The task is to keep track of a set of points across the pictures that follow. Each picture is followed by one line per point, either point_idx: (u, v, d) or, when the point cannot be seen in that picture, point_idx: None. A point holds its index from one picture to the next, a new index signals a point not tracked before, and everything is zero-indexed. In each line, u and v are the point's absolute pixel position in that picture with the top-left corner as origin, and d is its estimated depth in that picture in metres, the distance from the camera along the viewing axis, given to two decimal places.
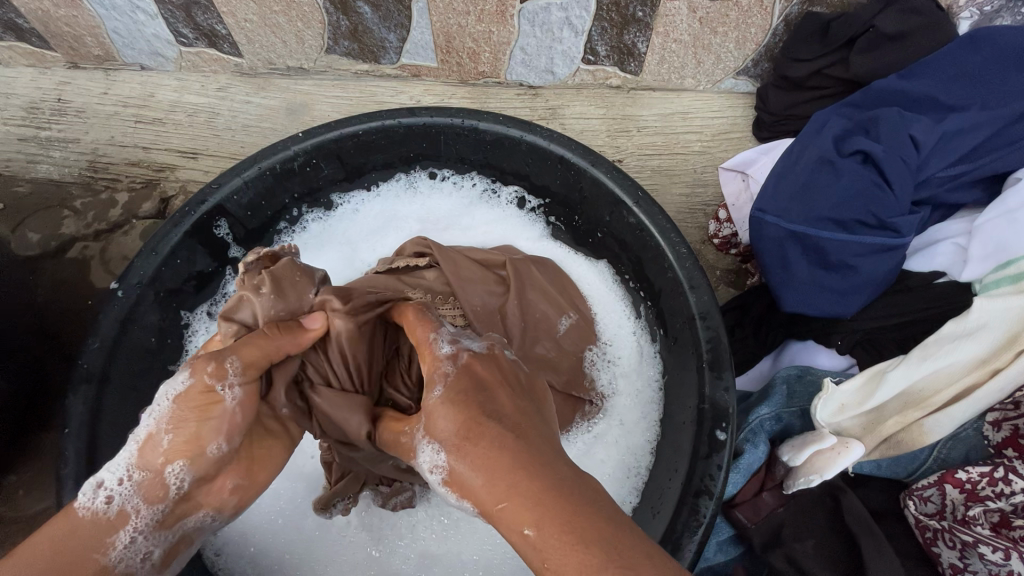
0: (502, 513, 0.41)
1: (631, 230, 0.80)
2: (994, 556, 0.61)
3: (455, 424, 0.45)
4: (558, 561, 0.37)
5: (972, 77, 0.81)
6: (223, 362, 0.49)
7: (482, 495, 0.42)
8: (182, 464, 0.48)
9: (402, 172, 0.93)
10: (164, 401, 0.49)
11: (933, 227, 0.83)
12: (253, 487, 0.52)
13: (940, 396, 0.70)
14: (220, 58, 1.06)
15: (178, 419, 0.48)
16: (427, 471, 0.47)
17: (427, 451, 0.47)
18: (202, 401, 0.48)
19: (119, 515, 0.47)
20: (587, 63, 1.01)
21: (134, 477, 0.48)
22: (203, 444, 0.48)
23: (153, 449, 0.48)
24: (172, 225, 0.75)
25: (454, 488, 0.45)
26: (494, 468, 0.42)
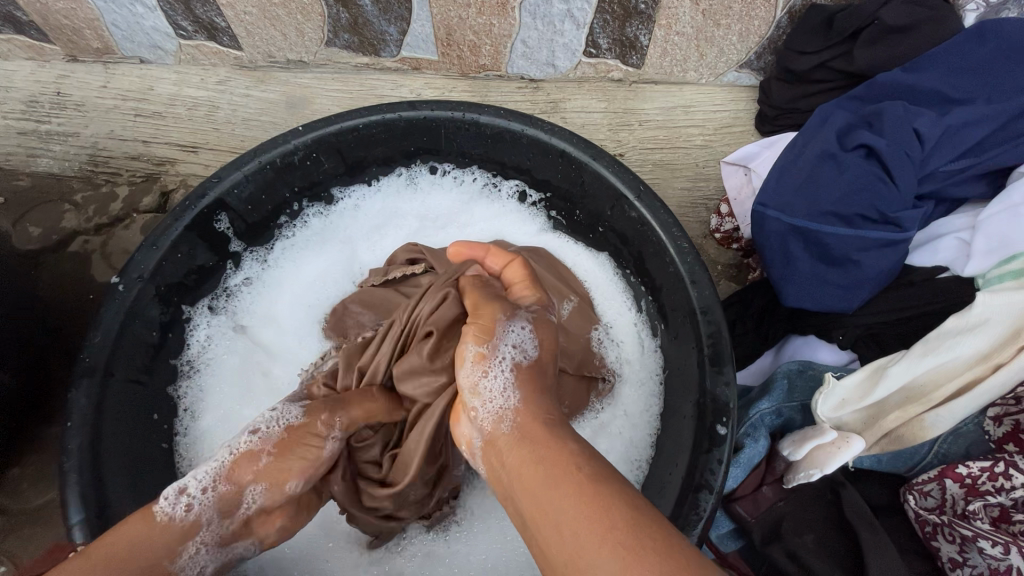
0: (547, 421, 0.52)
1: (632, 225, 0.80)
2: (994, 550, 0.61)
3: (551, 347, 0.59)
4: (583, 463, 0.46)
5: (979, 71, 0.80)
6: (334, 415, 0.60)
7: (535, 406, 0.53)
8: (261, 489, 0.57)
9: (403, 167, 0.93)
10: (273, 428, 0.59)
11: (935, 222, 0.82)
12: (292, 526, 0.60)
13: (941, 391, 0.70)
14: (219, 50, 1.05)
15: (281, 449, 0.58)
16: (508, 342, 0.57)
17: (522, 333, 0.58)
18: (303, 441, 0.59)
19: (193, 524, 0.55)
20: (588, 56, 1.01)
21: (218, 489, 0.56)
22: (287, 480, 0.57)
23: (247, 466, 0.57)
24: (172, 220, 0.75)
25: (518, 379, 0.55)
26: (553, 402, 0.55)
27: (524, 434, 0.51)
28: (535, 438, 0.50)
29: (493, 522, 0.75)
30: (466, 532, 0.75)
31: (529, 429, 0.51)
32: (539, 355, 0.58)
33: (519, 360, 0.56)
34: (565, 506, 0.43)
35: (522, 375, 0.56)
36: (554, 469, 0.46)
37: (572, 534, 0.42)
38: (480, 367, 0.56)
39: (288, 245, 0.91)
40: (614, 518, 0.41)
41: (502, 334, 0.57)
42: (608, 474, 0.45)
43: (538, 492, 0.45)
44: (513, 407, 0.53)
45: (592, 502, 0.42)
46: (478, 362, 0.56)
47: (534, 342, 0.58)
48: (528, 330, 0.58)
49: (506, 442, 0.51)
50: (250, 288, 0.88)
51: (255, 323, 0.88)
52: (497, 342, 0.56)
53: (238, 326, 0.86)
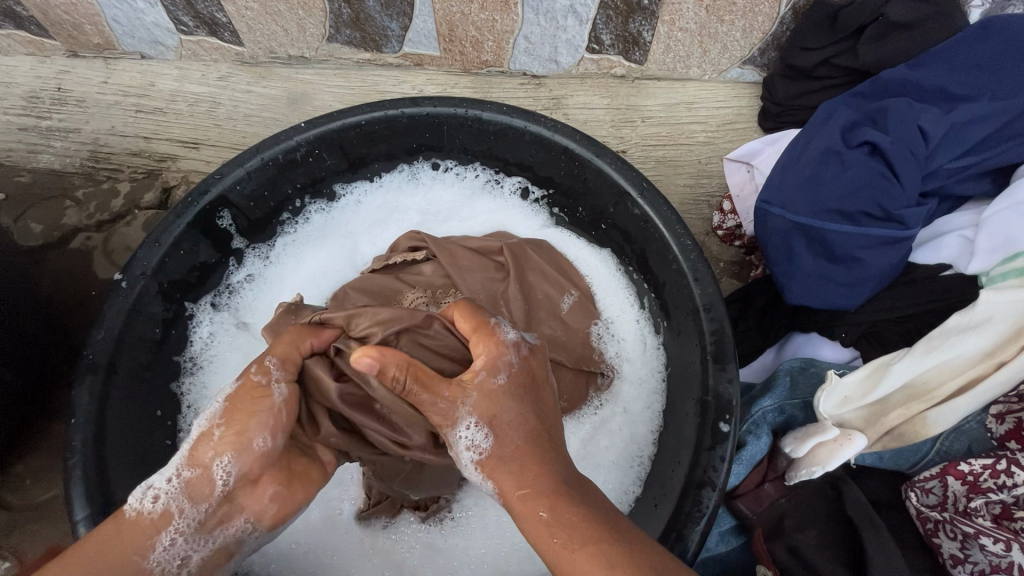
0: (523, 496, 0.50)
1: (635, 222, 0.80)
2: (995, 547, 0.61)
3: (506, 416, 0.53)
4: (562, 534, 0.47)
5: (984, 68, 0.79)
6: (263, 361, 0.57)
7: (509, 479, 0.52)
8: (229, 458, 0.53)
9: (405, 163, 0.93)
10: (218, 401, 0.56)
11: (940, 219, 0.82)
12: (289, 497, 0.57)
13: (944, 389, 0.70)
14: (221, 46, 1.05)
15: (228, 416, 0.55)
16: (465, 449, 0.53)
17: (470, 433, 0.53)
18: (252, 396, 0.55)
19: (165, 515, 0.53)
20: (591, 52, 1.00)
21: (183, 475, 0.54)
22: (249, 438, 0.54)
23: (203, 445, 0.54)
24: (174, 216, 0.75)
25: (487, 466, 0.53)
26: (526, 463, 0.52)
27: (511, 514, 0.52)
28: (520, 516, 0.50)
29: (492, 518, 0.75)
30: (467, 528, 0.75)
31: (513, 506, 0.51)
32: (499, 442, 0.52)
33: (481, 457, 0.53)
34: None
35: (488, 462, 0.53)
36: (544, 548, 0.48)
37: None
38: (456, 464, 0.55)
39: (290, 241, 0.91)
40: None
41: (456, 446, 0.54)
42: (587, 538, 0.47)
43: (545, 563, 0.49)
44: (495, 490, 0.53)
45: (585, 555, 0.46)
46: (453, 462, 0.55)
47: (487, 433, 0.53)
48: (474, 425, 0.53)
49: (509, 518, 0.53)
50: (252, 285, 0.88)
51: (258, 318, 0.87)
52: (455, 451, 0.54)
53: (241, 323, 0.86)
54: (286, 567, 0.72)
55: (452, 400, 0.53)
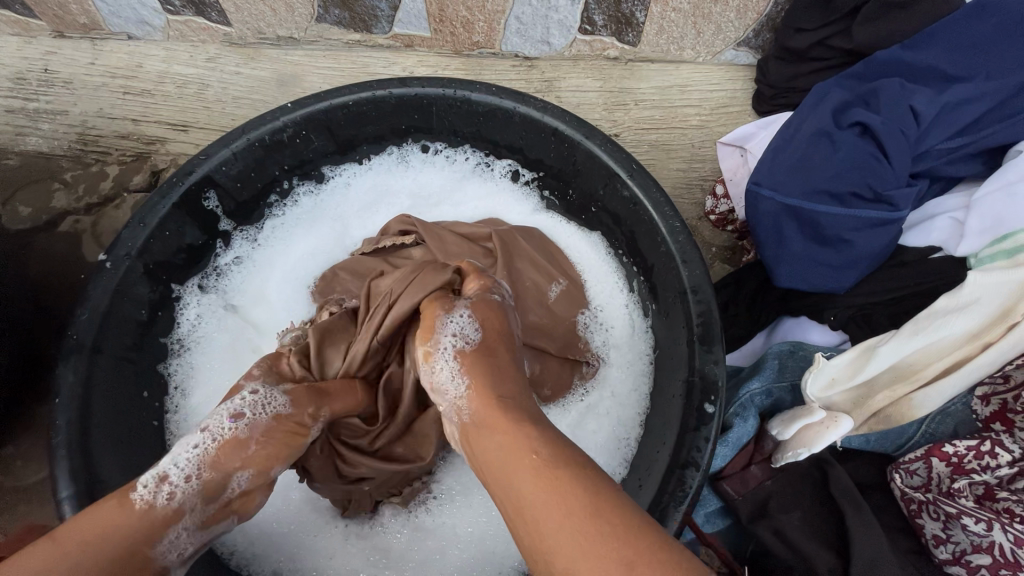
0: (505, 403, 0.51)
1: (624, 204, 0.79)
2: (977, 527, 0.61)
3: (494, 326, 0.58)
4: (541, 449, 0.45)
5: (979, 47, 0.78)
6: (320, 408, 0.61)
7: (490, 386, 0.53)
8: (250, 475, 0.55)
9: (394, 145, 0.92)
10: (261, 414, 0.57)
11: (930, 202, 0.81)
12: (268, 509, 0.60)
13: (931, 370, 0.70)
14: (208, 26, 1.04)
15: (272, 436, 0.57)
16: (452, 333, 0.57)
17: (460, 320, 0.58)
18: (296, 425, 0.58)
19: (177, 514, 0.51)
20: (584, 33, 0.99)
21: (203, 477, 0.54)
22: (277, 464, 0.57)
23: (234, 453, 0.55)
24: (159, 197, 0.75)
25: (467, 364, 0.55)
26: (509, 378, 0.54)
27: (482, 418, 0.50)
28: (493, 425, 0.49)
29: (475, 499, 0.76)
30: (452, 508, 0.76)
31: (488, 417, 0.50)
32: (482, 339, 0.57)
33: (464, 347, 0.56)
34: (523, 495, 0.44)
35: (467, 359, 0.55)
36: (512, 456, 0.46)
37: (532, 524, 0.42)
38: (429, 367, 0.57)
39: (278, 223, 0.90)
40: (568, 502, 0.42)
41: (442, 328, 0.58)
42: (559, 461, 0.44)
43: (503, 479, 0.46)
44: (467, 394, 0.53)
45: (558, 487, 0.43)
46: (427, 363, 0.57)
47: (476, 327, 0.58)
48: (468, 317, 0.58)
49: (468, 430, 0.52)
50: (240, 267, 0.88)
51: (246, 302, 0.87)
52: (439, 335, 0.57)
53: (229, 305, 0.86)
54: (274, 547, 0.73)
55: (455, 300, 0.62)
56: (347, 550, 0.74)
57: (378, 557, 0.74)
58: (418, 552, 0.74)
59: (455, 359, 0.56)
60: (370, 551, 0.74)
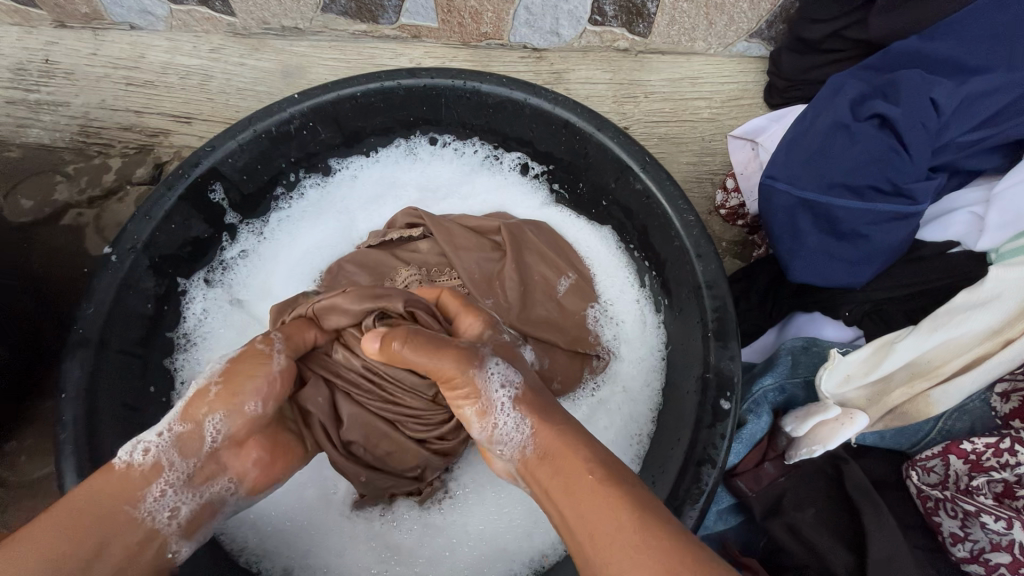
0: (566, 433, 0.51)
1: (637, 197, 0.78)
2: (997, 525, 0.60)
3: (525, 366, 0.59)
4: (599, 471, 0.47)
5: (1001, 38, 0.76)
6: (269, 334, 0.61)
7: (547, 419, 0.53)
8: (221, 419, 0.58)
9: (402, 138, 0.91)
10: (220, 363, 0.60)
11: (948, 195, 0.80)
12: (270, 464, 0.61)
13: (949, 367, 0.69)
14: (212, 17, 1.02)
15: (226, 376, 0.59)
16: (496, 386, 0.55)
17: (498, 369, 0.56)
18: (253, 359, 0.60)
19: (155, 468, 0.55)
20: (594, 24, 0.97)
21: (175, 431, 0.57)
22: (243, 401, 0.58)
23: (199, 404, 0.58)
24: (165, 189, 0.73)
25: (524, 407, 0.54)
26: (559, 408, 0.55)
27: (554, 461, 0.50)
28: (558, 458, 0.49)
29: (487, 494, 0.75)
30: (464, 505, 0.75)
31: (556, 458, 0.50)
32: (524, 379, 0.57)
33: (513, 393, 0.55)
34: (592, 522, 0.44)
35: (523, 402, 0.55)
36: (580, 486, 0.46)
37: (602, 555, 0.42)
38: (485, 423, 0.55)
39: (285, 217, 0.89)
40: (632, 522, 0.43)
41: (486, 386, 0.55)
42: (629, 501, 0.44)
43: (570, 511, 0.46)
44: (532, 435, 0.52)
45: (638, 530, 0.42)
46: (482, 421, 0.55)
47: (513, 370, 0.57)
48: (502, 363, 0.57)
49: (535, 472, 0.51)
50: (246, 261, 0.86)
51: (252, 296, 0.86)
52: (486, 392, 0.55)
53: (235, 299, 0.85)
54: (283, 543, 0.72)
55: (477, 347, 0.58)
56: (357, 547, 0.73)
57: (389, 555, 0.73)
58: (428, 548, 0.73)
59: (511, 408, 0.55)
60: (379, 549, 0.73)
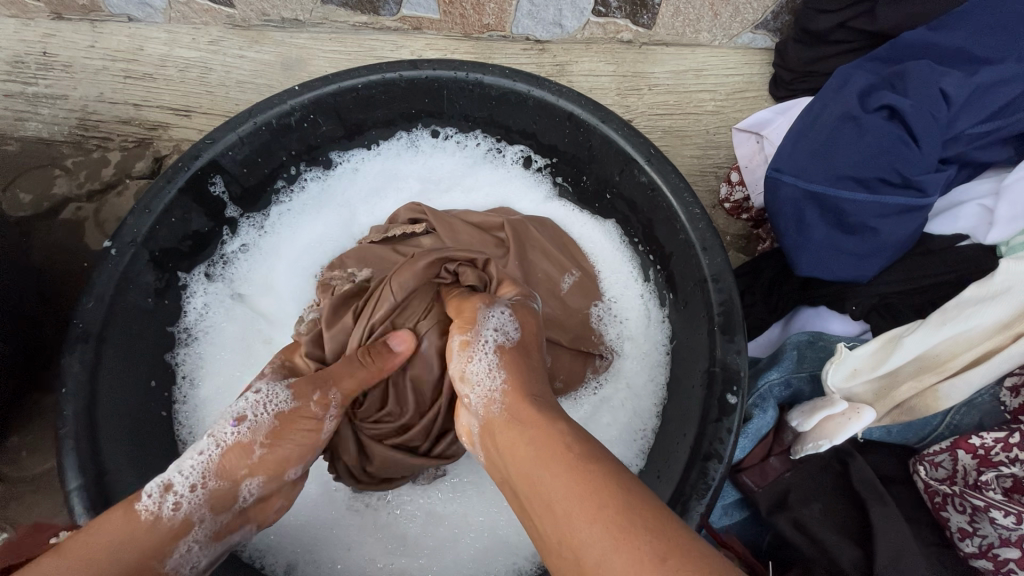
0: (535, 397, 0.52)
1: (642, 190, 0.77)
2: (1006, 520, 0.60)
3: (531, 330, 0.61)
4: (569, 431, 0.47)
5: (1010, 29, 0.76)
6: (327, 393, 0.59)
7: (522, 382, 0.54)
8: (258, 482, 0.57)
9: (404, 130, 0.90)
10: (265, 419, 0.58)
11: (958, 187, 0.79)
12: (289, 509, 0.63)
13: (958, 361, 0.68)
14: (211, 8, 1.01)
15: (274, 437, 0.58)
16: (491, 327, 0.59)
17: (500, 317, 0.60)
18: (300, 427, 0.58)
19: (185, 521, 0.53)
20: (597, 15, 0.96)
21: (209, 486, 0.55)
22: (286, 470, 0.58)
23: (239, 462, 0.56)
24: (165, 182, 0.73)
25: (501, 362, 0.56)
26: (538, 376, 0.56)
27: (514, 408, 0.51)
28: (522, 417, 0.50)
29: (488, 488, 0.75)
30: (464, 497, 0.75)
31: (517, 408, 0.51)
32: (521, 337, 0.60)
33: (503, 341, 0.58)
34: (551, 483, 0.43)
35: (506, 353, 0.57)
36: (537, 445, 0.46)
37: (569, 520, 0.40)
38: (463, 355, 0.58)
39: (286, 210, 0.88)
40: (600, 493, 0.41)
41: (482, 320, 0.60)
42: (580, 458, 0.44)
43: (523, 453, 0.47)
44: (499, 382, 0.54)
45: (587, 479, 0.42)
46: (462, 351, 0.59)
47: (516, 326, 0.60)
48: (508, 315, 0.61)
49: (495, 424, 0.52)
50: (247, 255, 0.86)
51: (253, 291, 0.85)
52: (479, 327, 0.59)
53: (236, 294, 0.84)
54: (285, 540, 0.71)
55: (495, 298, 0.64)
56: (362, 540, 0.73)
57: (393, 548, 0.73)
58: (431, 538, 0.73)
59: (495, 351, 0.58)
60: (383, 541, 0.73)
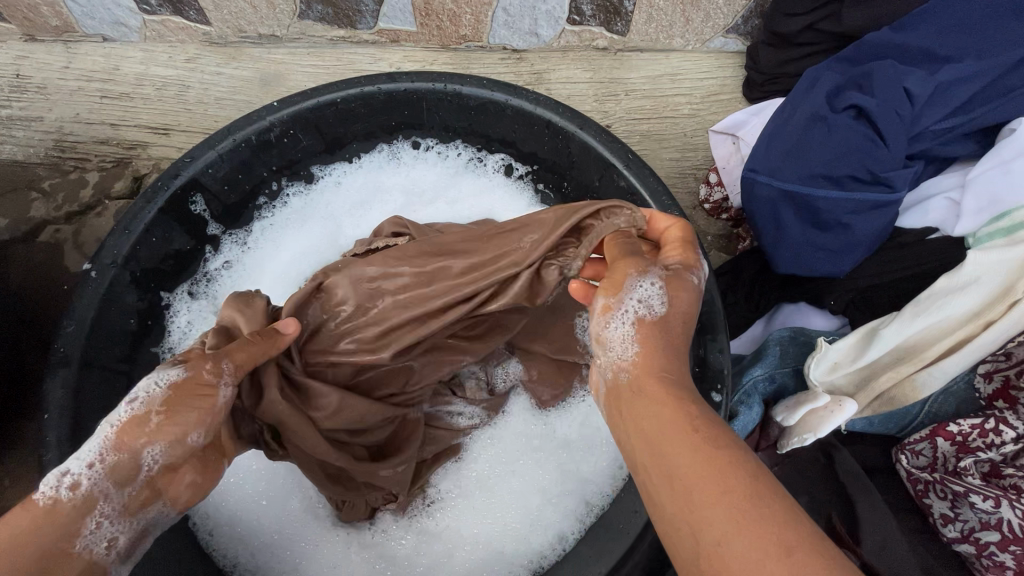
0: (668, 379, 0.47)
1: (622, 194, 0.78)
2: (985, 504, 0.61)
3: (684, 306, 0.52)
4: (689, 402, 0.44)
5: (968, 28, 0.78)
6: (221, 361, 0.54)
7: (658, 356, 0.48)
8: (162, 448, 0.50)
9: (384, 142, 0.90)
10: (158, 387, 0.51)
11: (925, 182, 0.82)
12: (206, 486, 0.55)
13: (932, 351, 0.70)
14: (187, 26, 1.01)
15: (169, 405, 0.50)
16: (642, 297, 0.51)
17: (650, 288, 0.52)
18: (196, 391, 0.52)
19: (87, 499, 0.47)
20: (572, 24, 0.98)
21: (107, 460, 0.48)
22: (186, 433, 0.51)
23: (136, 430, 0.49)
24: (144, 202, 0.72)
25: (643, 333, 0.50)
26: (681, 358, 0.50)
27: (643, 386, 0.47)
28: (655, 391, 0.45)
29: (476, 499, 0.75)
30: (455, 510, 0.75)
31: (651, 383, 0.46)
32: (667, 313, 0.51)
33: (654, 313, 0.51)
34: (689, 459, 0.40)
35: (645, 330, 0.50)
36: (669, 421, 0.43)
37: (682, 493, 0.39)
38: (603, 319, 0.52)
39: (269, 225, 0.88)
40: (712, 460, 0.39)
41: (632, 288, 0.51)
42: (708, 435, 0.41)
43: (650, 437, 0.43)
44: (636, 357, 0.49)
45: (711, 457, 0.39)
46: (602, 315, 0.52)
47: (665, 300, 0.51)
48: (658, 287, 0.52)
49: (624, 392, 0.48)
50: (230, 272, 0.86)
51: None
52: (626, 295, 0.51)
53: (219, 310, 0.84)
54: (275, 556, 0.72)
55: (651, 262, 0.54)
56: (351, 558, 0.73)
57: (384, 564, 0.73)
58: (425, 555, 0.73)
59: (636, 326, 0.50)
60: (375, 557, 0.73)
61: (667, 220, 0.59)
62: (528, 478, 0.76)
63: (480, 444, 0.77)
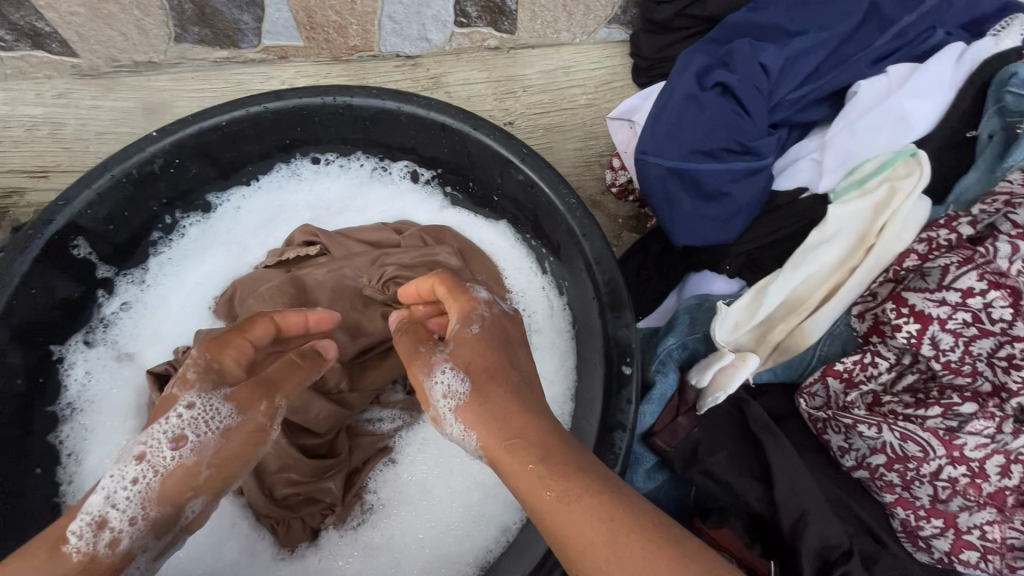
0: (515, 445, 0.51)
1: (522, 188, 0.80)
2: (870, 431, 0.68)
3: (480, 366, 0.57)
4: (540, 461, 0.49)
5: (808, 4, 0.86)
6: (273, 403, 0.58)
7: (496, 428, 0.53)
8: (203, 499, 0.57)
9: (282, 161, 0.88)
10: (208, 437, 0.55)
11: (793, 146, 0.89)
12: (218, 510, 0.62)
13: (813, 299, 0.76)
14: (51, 59, 0.94)
15: (219, 458, 0.56)
16: (444, 392, 0.57)
17: (446, 377, 0.57)
18: (251, 439, 0.57)
19: (126, 554, 0.53)
20: (460, 26, 0.99)
21: (148, 515, 0.54)
22: (228, 482, 0.58)
23: (184, 483, 0.55)
24: (16, 252, 0.67)
25: (466, 417, 0.55)
26: (511, 411, 0.54)
27: (499, 464, 0.52)
28: (510, 467, 0.51)
29: (419, 503, 0.76)
30: (399, 518, 0.75)
31: (502, 462, 0.52)
32: (471, 383, 0.56)
33: (461, 400, 0.56)
34: (558, 530, 0.46)
35: (467, 413, 0.56)
36: (536, 496, 0.48)
37: (585, 561, 0.44)
38: (442, 427, 0.58)
39: (166, 260, 0.84)
40: (591, 518, 0.45)
41: (433, 391, 0.57)
42: (576, 489, 0.47)
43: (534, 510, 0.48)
44: (478, 442, 0.55)
45: (591, 512, 0.45)
46: (437, 422, 0.59)
47: (462, 376, 0.57)
48: (451, 370, 0.57)
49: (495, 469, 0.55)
50: (130, 313, 0.81)
51: (141, 346, 0.80)
52: (435, 402, 0.58)
53: (122, 354, 0.79)
54: None
55: (432, 348, 0.59)
56: None
57: None
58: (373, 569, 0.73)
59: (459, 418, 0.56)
60: None
61: (425, 284, 0.62)
62: (465, 475, 0.77)
63: (413, 447, 0.79)
